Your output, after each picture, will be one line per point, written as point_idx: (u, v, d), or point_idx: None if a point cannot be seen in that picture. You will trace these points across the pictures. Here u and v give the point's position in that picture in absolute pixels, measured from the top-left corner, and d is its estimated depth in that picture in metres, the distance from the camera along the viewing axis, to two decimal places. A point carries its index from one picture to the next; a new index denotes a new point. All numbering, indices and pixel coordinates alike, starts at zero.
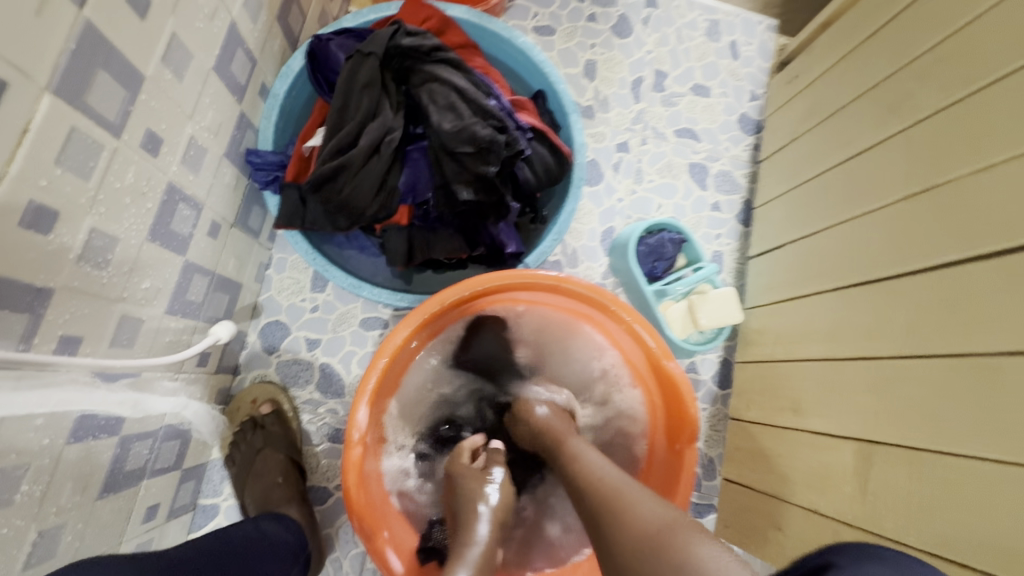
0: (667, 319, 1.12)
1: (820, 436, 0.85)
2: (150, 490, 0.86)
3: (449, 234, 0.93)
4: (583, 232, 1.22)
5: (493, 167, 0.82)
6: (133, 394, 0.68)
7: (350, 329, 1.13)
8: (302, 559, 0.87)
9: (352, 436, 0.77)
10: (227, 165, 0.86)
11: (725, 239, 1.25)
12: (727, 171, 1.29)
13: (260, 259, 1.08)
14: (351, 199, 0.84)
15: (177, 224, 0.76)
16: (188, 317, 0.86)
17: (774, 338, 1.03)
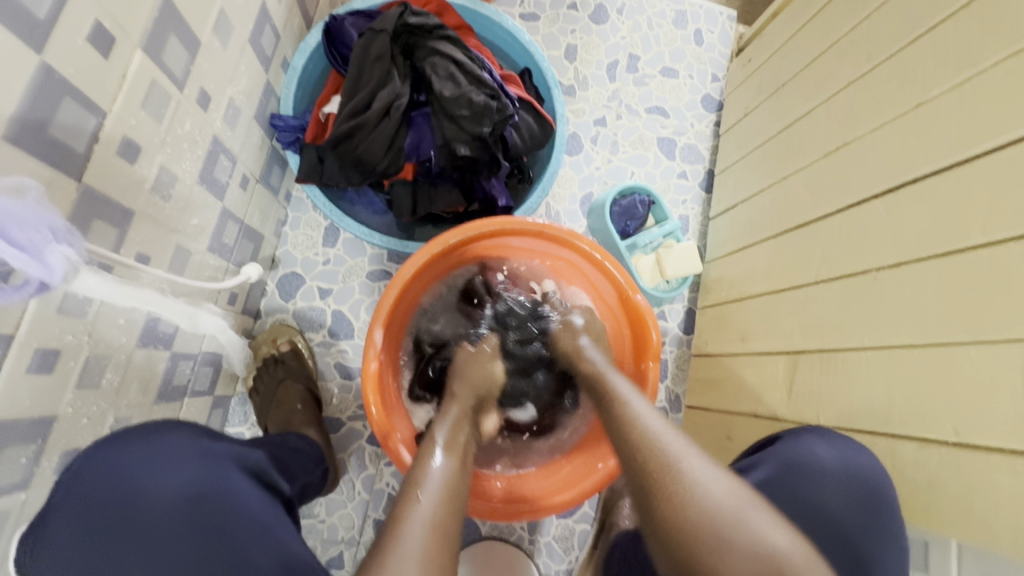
0: (638, 270, 1.28)
1: (764, 354, 1.03)
2: (190, 408, 1.00)
3: (448, 189, 1.07)
4: (565, 197, 1.38)
5: (486, 128, 0.97)
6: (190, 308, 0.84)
7: (359, 280, 1.26)
8: (322, 467, 0.99)
9: (369, 353, 0.91)
10: (256, 126, 1.00)
11: (690, 204, 1.43)
12: (692, 144, 1.46)
13: (278, 217, 1.22)
14: (365, 155, 0.99)
15: (219, 173, 0.90)
16: (222, 258, 0.99)
17: (729, 282, 1.22)
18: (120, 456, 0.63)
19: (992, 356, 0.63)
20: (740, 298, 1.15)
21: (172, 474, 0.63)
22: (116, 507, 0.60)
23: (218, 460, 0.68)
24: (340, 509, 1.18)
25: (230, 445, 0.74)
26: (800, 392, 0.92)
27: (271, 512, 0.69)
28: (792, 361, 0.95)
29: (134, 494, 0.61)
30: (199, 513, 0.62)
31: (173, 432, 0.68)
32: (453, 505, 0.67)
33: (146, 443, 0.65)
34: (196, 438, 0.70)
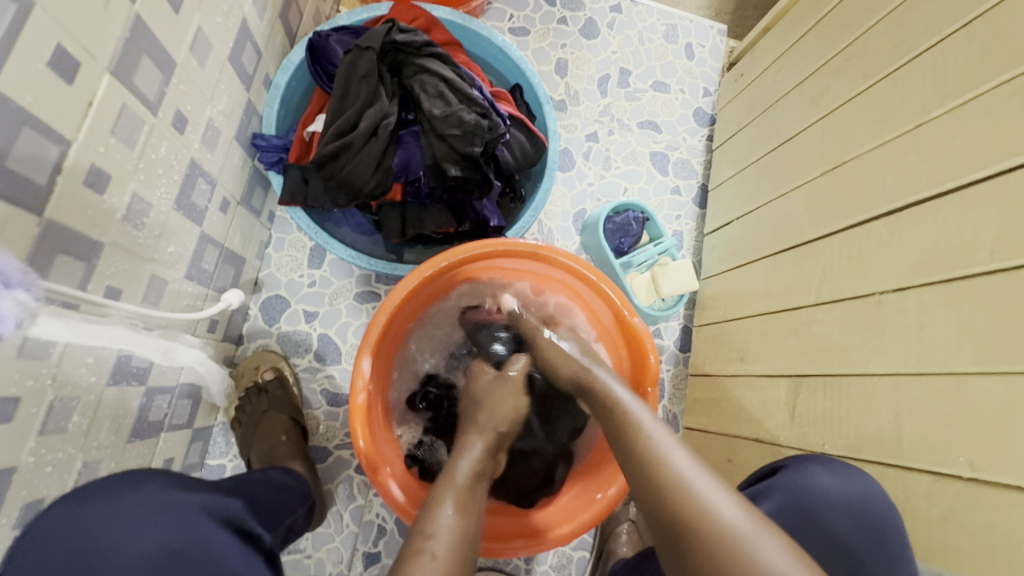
0: (633, 288, 1.25)
1: (765, 376, 1.01)
2: (167, 443, 0.95)
3: (439, 209, 1.04)
4: (557, 214, 1.36)
5: (478, 148, 0.94)
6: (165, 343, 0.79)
7: (346, 302, 1.22)
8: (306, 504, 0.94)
9: (357, 384, 0.87)
10: (237, 147, 0.96)
11: (684, 220, 1.41)
12: (685, 159, 1.45)
13: (261, 238, 1.17)
14: (352, 176, 0.95)
15: (197, 197, 0.86)
16: (201, 284, 0.95)
17: (725, 300, 1.20)
18: (82, 514, 0.58)
19: (1006, 387, 0.61)
20: (737, 318, 1.13)
21: (138, 531, 0.58)
22: (76, 569, 0.54)
23: (190, 515, 0.63)
24: (327, 542, 1.14)
25: (203, 496, 0.68)
26: (804, 417, 0.90)
27: (249, 564, 0.64)
28: (794, 385, 0.93)
29: (100, 552, 0.56)
30: (168, 573, 0.56)
31: (139, 487, 0.63)
32: (463, 551, 0.64)
33: (108, 501, 0.60)
34: (166, 490, 0.65)
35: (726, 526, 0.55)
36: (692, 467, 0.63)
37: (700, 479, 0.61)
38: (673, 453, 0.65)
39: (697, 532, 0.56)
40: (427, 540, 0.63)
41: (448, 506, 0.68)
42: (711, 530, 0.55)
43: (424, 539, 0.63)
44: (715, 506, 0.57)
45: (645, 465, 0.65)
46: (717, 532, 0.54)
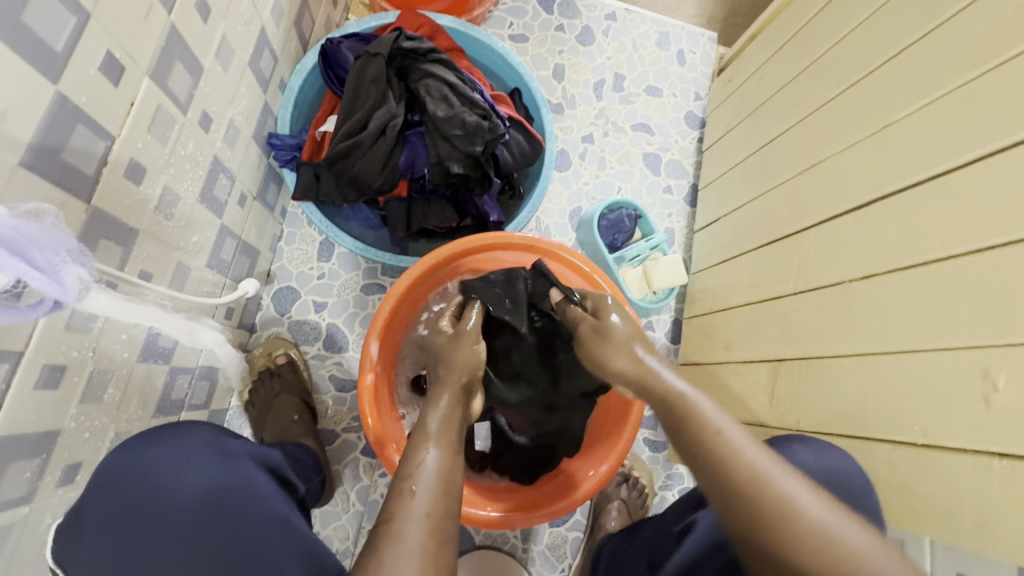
0: (625, 282, 1.32)
1: (749, 363, 1.07)
2: (186, 421, 1.01)
3: (442, 204, 1.11)
4: (554, 211, 1.42)
5: (479, 147, 1.01)
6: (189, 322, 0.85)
7: (353, 293, 1.29)
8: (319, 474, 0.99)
9: (366, 365, 0.95)
10: (254, 146, 1.03)
11: (676, 218, 1.48)
12: (677, 160, 1.52)
13: (273, 232, 1.24)
14: (361, 173, 1.02)
15: (218, 191, 0.93)
16: (220, 273, 1.01)
17: (712, 293, 1.26)
18: (148, 453, 0.67)
19: (955, 363, 0.67)
20: (724, 308, 1.20)
21: (191, 473, 0.67)
22: (141, 501, 0.63)
23: (235, 459, 0.72)
24: (334, 520, 1.20)
25: (248, 445, 0.78)
26: (783, 400, 0.96)
27: (287, 507, 0.72)
28: (775, 369, 0.99)
29: (158, 492, 0.64)
30: (219, 507, 0.65)
31: (192, 433, 0.72)
32: (447, 495, 0.67)
33: (165, 445, 0.68)
34: (216, 438, 0.74)
35: (816, 524, 0.51)
36: (769, 461, 0.57)
37: (779, 475, 0.55)
38: (745, 447, 0.58)
39: (787, 530, 0.51)
40: (410, 496, 0.65)
41: (428, 452, 0.71)
42: (781, 515, 0.52)
43: (408, 495, 0.65)
44: (808, 508, 0.52)
45: (708, 468, 0.58)
46: (807, 529, 0.51)
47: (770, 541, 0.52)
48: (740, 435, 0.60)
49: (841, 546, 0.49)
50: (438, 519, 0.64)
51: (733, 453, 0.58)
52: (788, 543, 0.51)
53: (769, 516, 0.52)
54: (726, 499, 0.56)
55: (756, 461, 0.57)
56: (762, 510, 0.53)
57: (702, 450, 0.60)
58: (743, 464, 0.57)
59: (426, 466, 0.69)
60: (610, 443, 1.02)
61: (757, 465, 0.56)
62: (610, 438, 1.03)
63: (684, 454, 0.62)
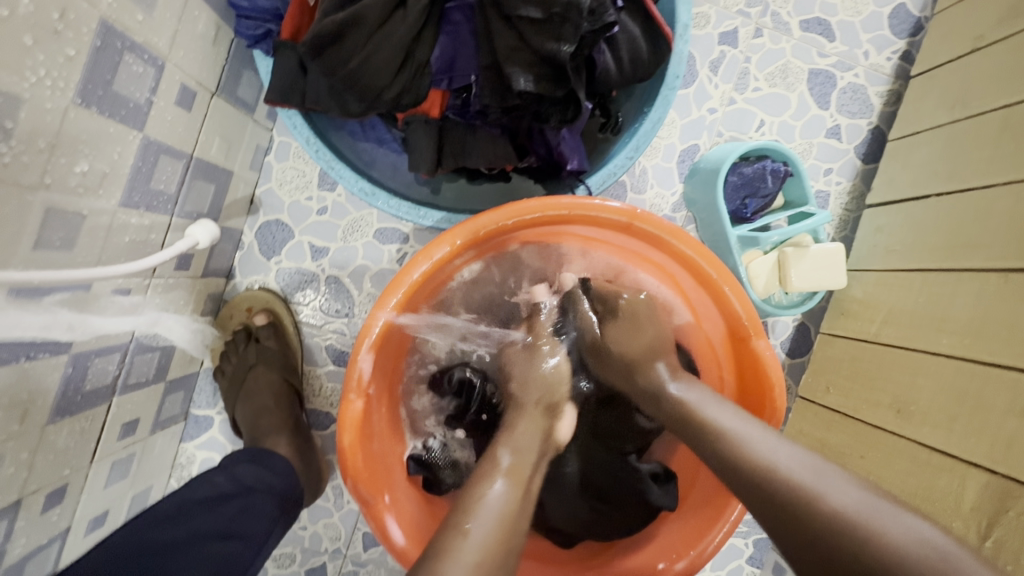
0: (749, 274, 0.89)
1: (945, 456, 0.68)
2: (125, 406, 0.75)
3: (493, 135, 0.70)
4: (659, 148, 0.98)
5: (568, 46, 0.57)
6: (64, 313, 0.57)
7: (363, 240, 0.94)
8: (289, 509, 0.74)
9: (350, 386, 0.62)
10: (198, 5, 0.63)
11: (837, 177, 0.99)
12: (859, 85, 0.99)
13: (258, 141, 0.88)
14: (364, 74, 0.61)
15: (125, 86, 0.55)
16: (155, 211, 0.67)
17: (889, 313, 0.83)
18: None
19: None
20: (913, 350, 0.77)
21: None
22: None
23: None
24: (326, 516, 0.97)
25: None
26: (1007, 545, 0.59)
27: None
28: (1000, 488, 0.61)
29: None
30: None
31: None
32: (508, 549, 0.50)
33: None
34: None
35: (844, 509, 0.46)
36: (810, 462, 0.50)
37: (800, 465, 0.50)
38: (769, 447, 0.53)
39: (842, 545, 0.44)
40: (460, 534, 0.49)
41: (494, 482, 0.54)
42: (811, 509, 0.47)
43: (458, 532, 0.49)
44: (833, 497, 0.47)
45: (752, 477, 0.52)
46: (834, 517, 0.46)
47: (807, 544, 0.46)
48: (753, 432, 0.55)
49: (888, 542, 0.43)
50: (490, 570, 0.47)
51: (768, 465, 0.51)
52: (845, 547, 0.44)
53: (829, 533, 0.45)
54: (764, 497, 0.51)
55: (780, 459, 0.51)
56: (812, 519, 0.47)
57: (745, 457, 0.53)
58: (783, 475, 0.50)
59: (487, 501, 0.52)
60: (704, 520, 0.69)
61: (795, 473, 0.50)
62: (702, 513, 0.70)
63: (723, 459, 0.55)
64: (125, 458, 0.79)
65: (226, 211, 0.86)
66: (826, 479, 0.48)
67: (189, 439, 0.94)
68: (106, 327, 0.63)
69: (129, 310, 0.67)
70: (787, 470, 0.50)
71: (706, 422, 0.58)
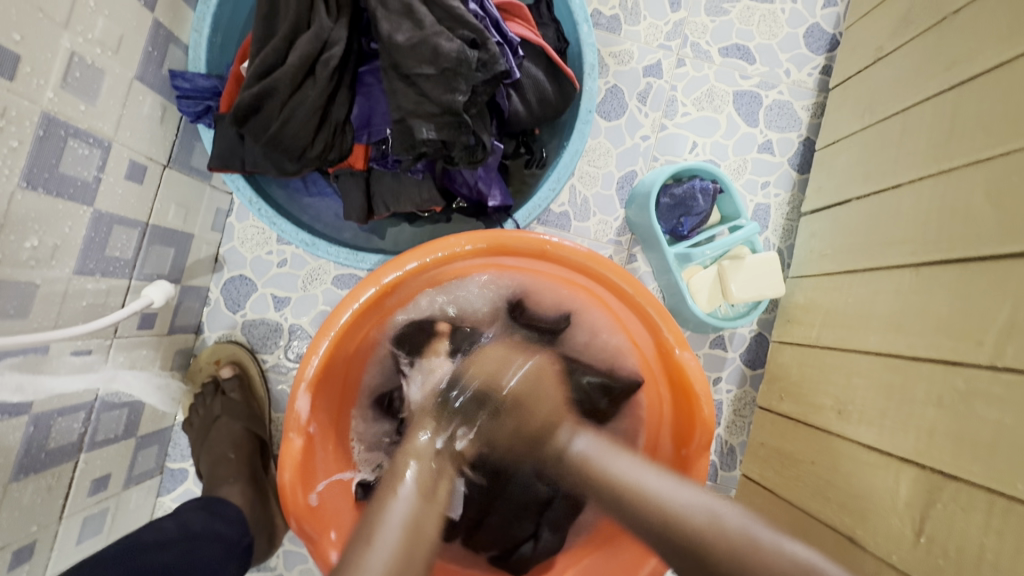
0: (690, 288, 0.92)
1: (881, 454, 0.69)
2: (94, 462, 0.78)
3: (418, 180, 0.76)
4: (597, 177, 1.02)
5: (462, 96, 0.63)
6: (17, 374, 0.62)
7: (323, 287, 0.99)
8: (236, 556, 0.75)
9: (289, 426, 0.65)
10: (142, 91, 0.71)
11: (774, 188, 1.03)
12: (785, 100, 1.04)
13: (218, 204, 0.95)
14: (285, 137, 0.67)
15: (71, 167, 0.62)
16: (113, 276, 0.73)
17: (827, 316, 0.84)
18: None
19: None
20: (847, 350, 0.78)
21: None
22: None
23: None
24: (302, 561, 0.97)
25: None
26: (939, 540, 0.59)
27: None
28: (928, 481, 0.61)
29: None
30: None
31: None
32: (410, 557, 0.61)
33: None
34: None
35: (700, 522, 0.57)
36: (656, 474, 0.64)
37: (693, 497, 0.60)
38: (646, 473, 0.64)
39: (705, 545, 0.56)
40: (366, 547, 0.60)
41: (395, 498, 0.66)
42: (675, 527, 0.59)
43: (364, 543, 0.60)
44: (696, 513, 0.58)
45: (632, 502, 0.63)
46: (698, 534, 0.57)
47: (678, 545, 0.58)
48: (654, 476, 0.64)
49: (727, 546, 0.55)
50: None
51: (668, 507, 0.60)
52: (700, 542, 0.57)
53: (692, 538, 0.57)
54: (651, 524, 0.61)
55: (677, 496, 0.60)
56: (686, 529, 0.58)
57: (647, 499, 0.61)
58: (678, 512, 0.59)
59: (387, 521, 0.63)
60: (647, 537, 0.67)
61: (689, 508, 0.59)
62: None
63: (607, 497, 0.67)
64: (97, 514, 0.82)
65: (190, 271, 0.92)
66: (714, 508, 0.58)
67: (165, 492, 0.97)
68: (58, 387, 0.68)
69: (86, 370, 0.72)
70: (688, 512, 0.58)
71: (611, 473, 0.67)
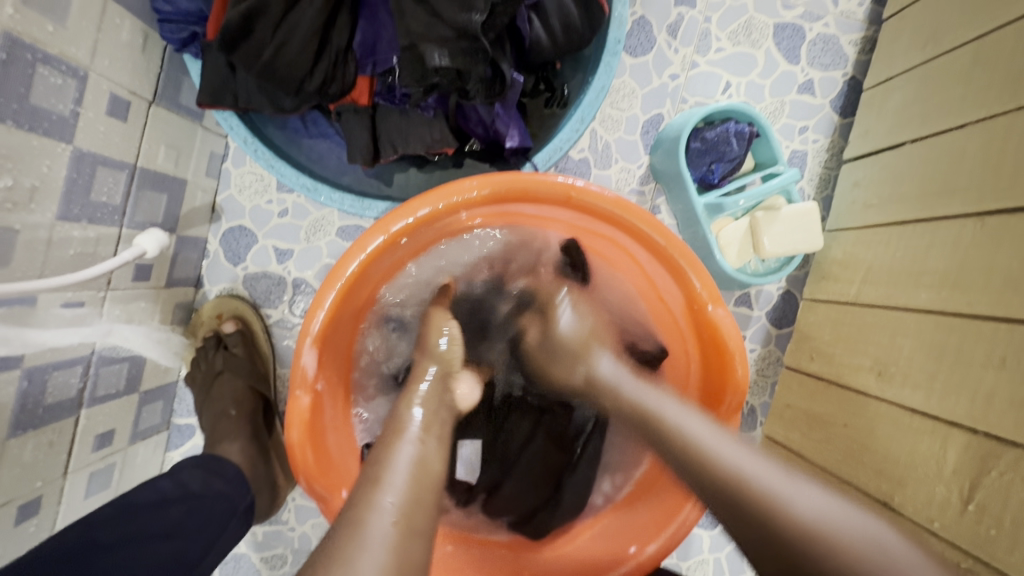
0: (719, 242, 0.86)
1: (927, 418, 0.65)
2: (96, 417, 0.76)
3: (428, 119, 0.69)
4: (620, 121, 0.94)
5: (478, 15, 0.56)
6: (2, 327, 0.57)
7: (327, 239, 0.93)
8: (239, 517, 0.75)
9: (295, 383, 0.61)
10: (119, 14, 0.64)
11: (812, 134, 0.94)
12: (830, 34, 0.94)
13: (213, 148, 0.88)
14: (279, 66, 0.60)
15: (44, 98, 0.56)
16: (101, 222, 0.68)
17: (869, 271, 0.78)
18: None
19: None
20: (891, 308, 0.73)
21: None
22: None
23: None
24: (313, 516, 0.96)
25: None
26: (991, 508, 0.56)
27: None
28: (982, 447, 0.58)
29: None
30: None
31: None
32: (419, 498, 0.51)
33: None
34: None
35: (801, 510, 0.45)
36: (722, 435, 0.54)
37: (767, 472, 0.49)
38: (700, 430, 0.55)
39: (789, 528, 0.45)
40: (371, 500, 0.49)
41: (402, 446, 0.55)
42: (747, 496, 0.47)
43: (369, 490, 0.50)
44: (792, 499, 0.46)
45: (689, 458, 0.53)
46: (791, 519, 0.45)
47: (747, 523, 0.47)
48: (735, 449, 0.51)
49: (818, 525, 0.44)
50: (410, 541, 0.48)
51: (728, 471, 0.49)
52: (788, 530, 0.44)
53: (764, 516, 0.46)
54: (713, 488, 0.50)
55: (736, 460, 0.50)
56: (765, 514, 0.46)
57: (701, 458, 0.52)
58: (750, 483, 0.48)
59: (395, 463, 0.53)
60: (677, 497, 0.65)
61: (753, 478, 0.48)
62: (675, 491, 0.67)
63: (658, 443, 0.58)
64: (104, 469, 0.81)
65: (187, 220, 0.86)
66: (788, 483, 0.47)
67: (173, 447, 0.95)
68: (50, 340, 0.64)
69: (78, 323, 0.68)
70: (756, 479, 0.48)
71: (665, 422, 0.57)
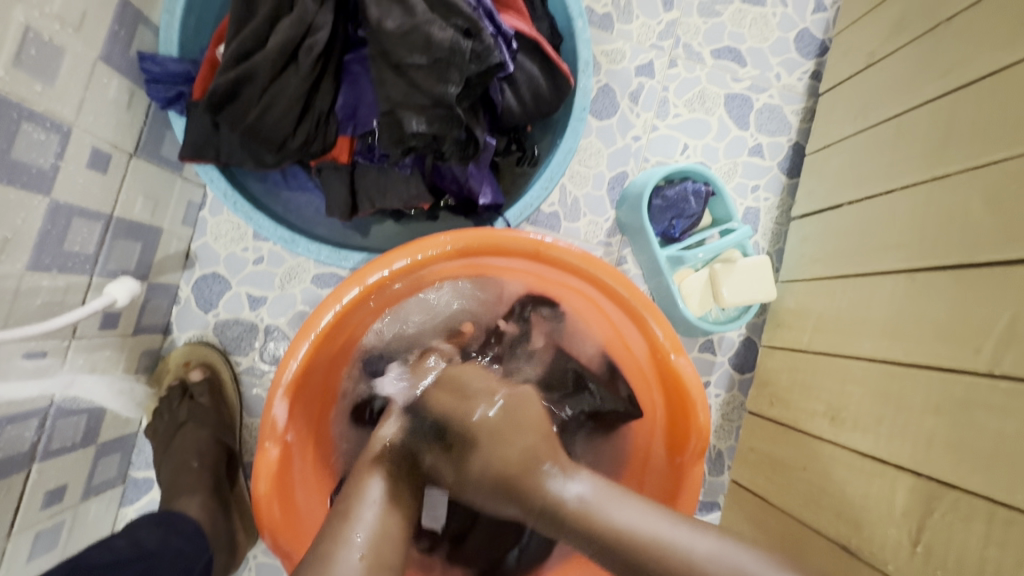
0: (682, 292, 0.91)
1: (876, 462, 0.68)
2: (48, 473, 0.72)
3: (406, 176, 0.73)
4: (588, 177, 1.00)
5: (454, 87, 0.60)
6: None
7: (302, 286, 0.94)
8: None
9: (265, 435, 0.61)
10: (107, 73, 0.66)
11: (764, 192, 1.02)
12: (775, 104, 1.03)
13: (190, 197, 0.89)
14: (263, 127, 0.64)
15: (26, 153, 0.57)
16: (71, 271, 0.68)
17: (818, 321, 0.83)
18: None
19: None
20: (839, 355, 0.78)
21: None
22: None
23: None
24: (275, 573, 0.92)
25: None
26: (936, 549, 0.59)
27: None
28: (925, 490, 0.62)
29: None
30: None
31: None
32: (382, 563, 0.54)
33: None
34: None
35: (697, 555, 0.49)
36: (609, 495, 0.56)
37: (659, 523, 0.52)
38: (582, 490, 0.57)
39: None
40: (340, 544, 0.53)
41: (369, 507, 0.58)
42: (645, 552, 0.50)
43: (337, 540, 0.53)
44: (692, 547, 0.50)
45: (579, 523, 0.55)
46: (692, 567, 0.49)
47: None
48: (627, 506, 0.55)
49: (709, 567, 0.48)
50: None
51: (624, 529, 0.52)
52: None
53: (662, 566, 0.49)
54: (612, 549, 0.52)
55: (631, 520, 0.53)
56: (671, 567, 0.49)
57: (592, 522, 0.54)
58: (643, 542, 0.51)
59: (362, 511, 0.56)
60: None
61: (656, 533, 0.51)
62: None
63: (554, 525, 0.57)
64: (52, 528, 0.76)
65: (159, 268, 0.86)
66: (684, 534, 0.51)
67: (128, 502, 0.91)
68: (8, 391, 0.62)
69: (38, 374, 0.67)
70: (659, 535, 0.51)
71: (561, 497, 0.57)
